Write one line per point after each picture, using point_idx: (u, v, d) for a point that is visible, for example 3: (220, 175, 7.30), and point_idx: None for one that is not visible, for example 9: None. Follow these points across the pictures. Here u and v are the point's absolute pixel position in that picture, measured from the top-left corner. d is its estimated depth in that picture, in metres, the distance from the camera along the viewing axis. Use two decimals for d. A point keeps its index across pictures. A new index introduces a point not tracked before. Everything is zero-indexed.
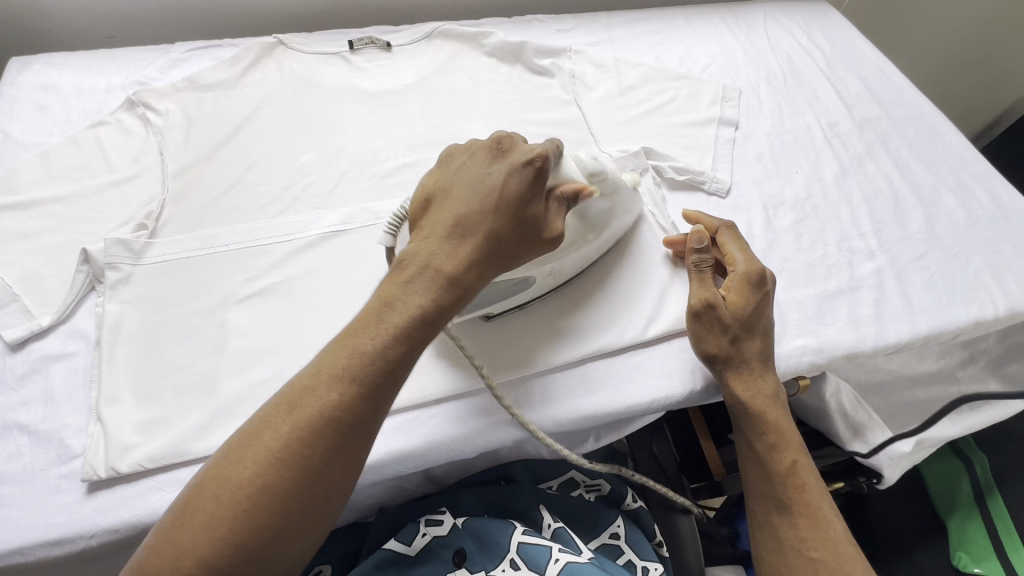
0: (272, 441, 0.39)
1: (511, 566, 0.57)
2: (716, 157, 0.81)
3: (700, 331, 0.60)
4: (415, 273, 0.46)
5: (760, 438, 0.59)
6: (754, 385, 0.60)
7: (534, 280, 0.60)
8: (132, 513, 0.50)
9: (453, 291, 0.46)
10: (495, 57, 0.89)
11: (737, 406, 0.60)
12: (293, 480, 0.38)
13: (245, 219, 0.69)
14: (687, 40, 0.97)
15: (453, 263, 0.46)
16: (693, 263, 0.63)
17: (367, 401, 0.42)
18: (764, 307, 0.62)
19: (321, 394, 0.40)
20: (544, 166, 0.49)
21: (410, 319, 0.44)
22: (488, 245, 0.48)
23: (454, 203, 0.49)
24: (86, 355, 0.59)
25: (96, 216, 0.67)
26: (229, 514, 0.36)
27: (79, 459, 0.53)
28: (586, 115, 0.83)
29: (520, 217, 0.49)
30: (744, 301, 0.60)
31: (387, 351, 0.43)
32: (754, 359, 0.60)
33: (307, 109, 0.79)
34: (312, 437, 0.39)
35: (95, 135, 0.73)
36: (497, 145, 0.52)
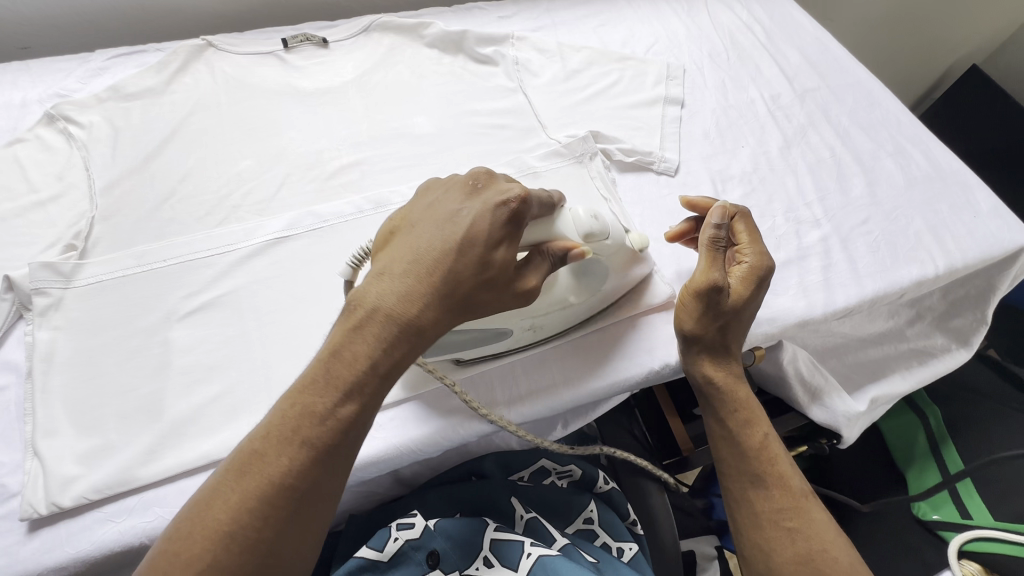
0: (221, 514, 0.38)
1: (484, 564, 0.56)
2: (664, 136, 0.81)
3: (697, 311, 0.59)
4: (366, 318, 0.43)
5: (731, 416, 0.61)
6: (724, 369, 0.62)
7: (511, 332, 0.58)
8: (79, 548, 0.48)
9: (401, 344, 0.44)
10: (437, 48, 0.87)
11: (708, 388, 0.62)
12: (241, 554, 0.37)
13: (183, 232, 0.66)
14: (629, 21, 0.96)
15: (405, 310, 0.44)
16: (710, 239, 0.59)
17: (321, 464, 0.41)
18: (755, 307, 0.62)
19: (271, 461, 0.40)
20: (522, 207, 0.46)
21: (358, 374, 0.42)
22: (446, 286, 0.45)
23: (418, 239, 0.46)
24: (19, 387, 0.56)
25: (20, 239, 0.63)
26: None
27: (19, 497, 0.50)
28: (532, 102, 0.82)
29: (484, 259, 0.45)
30: (745, 293, 0.59)
31: (339, 410, 0.42)
32: (731, 342, 0.62)
33: (243, 113, 0.76)
34: (261, 507, 0.38)
35: (13, 154, 0.69)
36: (475, 182, 0.49)
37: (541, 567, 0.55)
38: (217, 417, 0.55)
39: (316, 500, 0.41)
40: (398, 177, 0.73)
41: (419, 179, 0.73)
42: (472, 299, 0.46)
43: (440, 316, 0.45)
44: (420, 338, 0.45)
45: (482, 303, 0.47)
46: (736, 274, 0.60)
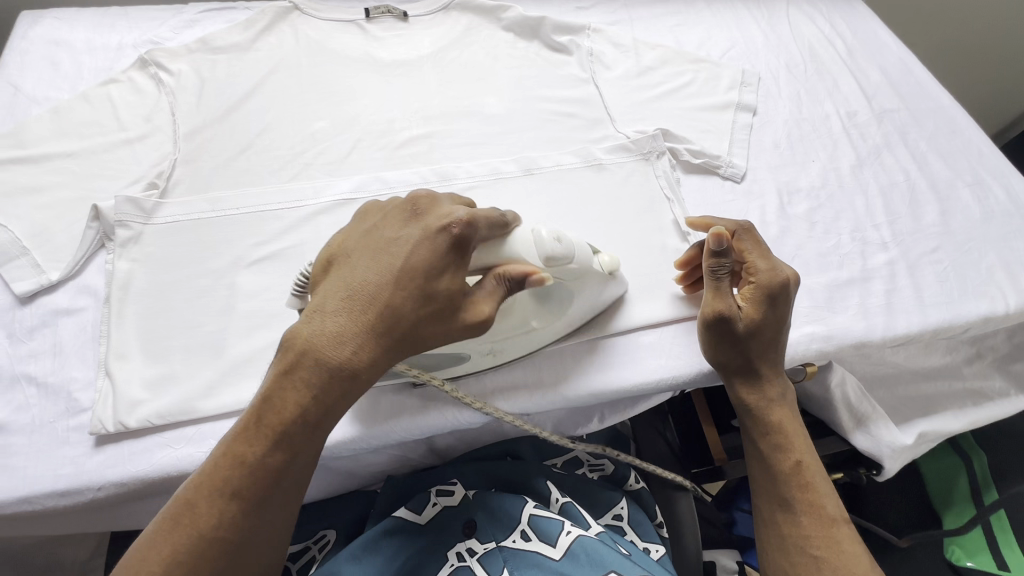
0: (156, 564, 0.40)
1: (522, 537, 0.57)
2: (733, 142, 0.80)
3: (712, 340, 0.59)
4: (300, 364, 0.43)
5: (765, 439, 0.60)
6: (760, 391, 0.60)
7: (467, 356, 0.56)
8: (139, 467, 0.51)
9: (336, 386, 0.43)
10: (513, 32, 0.87)
11: (745, 408, 0.61)
12: None
13: (256, 183, 0.68)
14: (707, 24, 0.95)
15: (337, 356, 0.43)
16: (713, 268, 0.58)
17: (249, 517, 0.42)
18: (782, 319, 0.59)
19: (202, 511, 0.41)
20: (463, 234, 0.45)
21: (284, 424, 0.43)
22: (379, 324, 0.44)
23: (351, 275, 0.45)
24: (95, 311, 0.59)
25: (107, 173, 0.66)
26: None
27: (88, 413, 0.53)
28: (603, 94, 0.82)
29: (425, 291, 0.45)
30: (758, 317, 0.57)
31: (267, 460, 0.42)
32: (764, 364, 0.60)
33: (321, 76, 0.78)
34: (191, 557, 0.40)
35: (106, 92, 0.72)
36: (413, 208, 0.49)
37: (581, 546, 0.56)
38: None
39: (255, 541, 0.42)
40: (465, 153, 0.74)
41: (485, 158, 0.74)
42: (412, 336, 0.45)
43: (376, 358, 0.44)
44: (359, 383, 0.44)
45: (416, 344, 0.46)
46: (746, 296, 0.58)
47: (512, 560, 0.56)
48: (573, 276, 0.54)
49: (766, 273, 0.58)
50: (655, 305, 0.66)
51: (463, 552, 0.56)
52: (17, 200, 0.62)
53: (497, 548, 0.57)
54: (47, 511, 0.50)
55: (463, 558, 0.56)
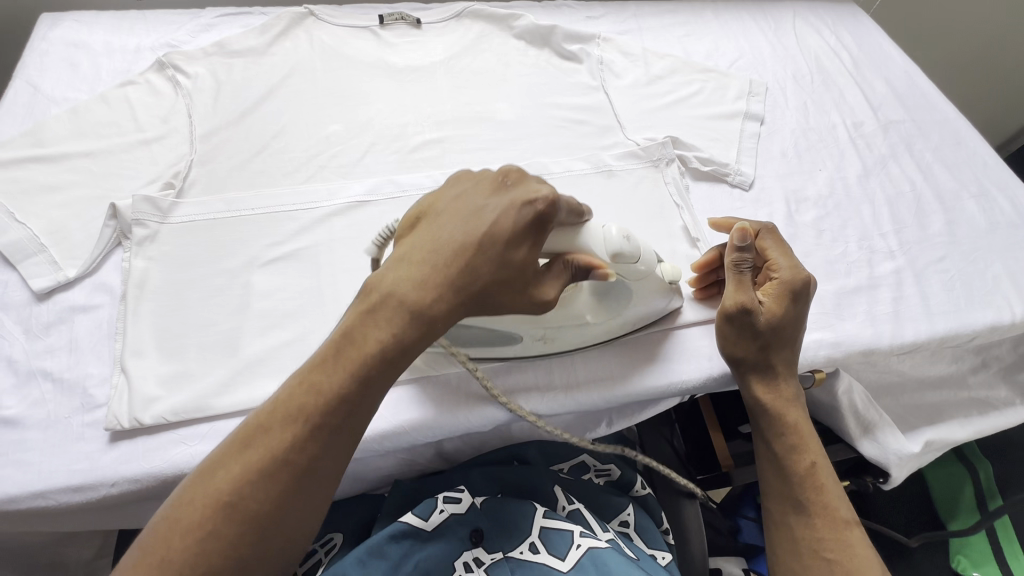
0: (223, 483, 0.39)
1: (530, 549, 0.58)
2: (741, 150, 0.81)
3: (731, 333, 0.60)
4: (380, 305, 0.44)
5: (779, 440, 0.60)
6: (774, 390, 0.60)
7: (523, 338, 0.58)
8: (153, 464, 0.51)
9: (415, 325, 0.44)
10: (524, 40, 0.88)
11: (758, 409, 0.61)
12: (241, 525, 0.39)
13: (271, 184, 0.69)
14: (715, 34, 0.96)
15: (419, 301, 0.44)
16: (735, 262, 0.59)
17: (321, 447, 0.41)
18: (801, 318, 0.60)
19: (275, 434, 0.41)
20: (547, 210, 0.45)
21: (367, 357, 0.43)
22: (461, 284, 0.45)
23: (439, 229, 0.46)
24: (111, 308, 0.59)
25: (124, 173, 0.67)
26: (181, 559, 0.37)
27: (103, 409, 0.53)
28: (613, 102, 0.83)
29: (505, 261, 0.45)
30: (780, 311, 0.58)
31: (345, 393, 0.42)
32: (779, 362, 0.60)
33: (336, 80, 0.79)
34: (262, 481, 0.40)
35: (124, 93, 0.73)
36: (504, 179, 0.47)
37: (591, 559, 0.56)
38: (287, 361, 0.57)
39: (318, 478, 0.41)
40: (476, 158, 0.75)
41: (496, 163, 0.75)
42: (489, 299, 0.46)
43: (454, 307, 0.45)
44: (440, 325, 0.45)
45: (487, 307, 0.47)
46: (768, 291, 0.59)
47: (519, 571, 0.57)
48: (631, 280, 0.55)
49: (787, 271, 0.60)
50: (665, 309, 0.66)
51: (470, 561, 0.57)
52: (36, 198, 0.63)
53: (504, 558, 0.58)
54: (60, 506, 0.50)
55: (471, 568, 0.56)
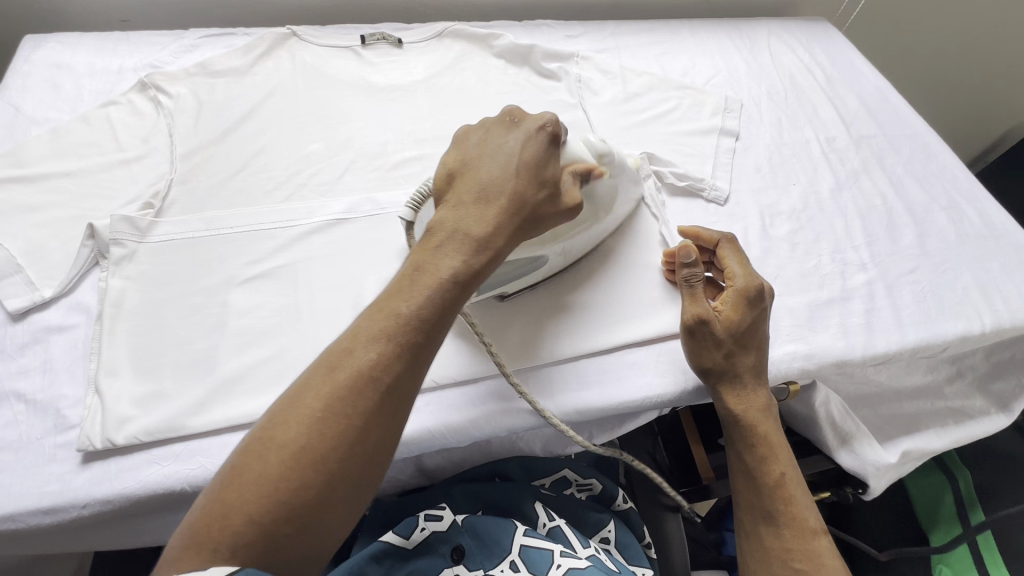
0: (315, 402, 0.41)
1: (510, 566, 0.58)
2: (717, 165, 0.82)
3: (694, 345, 0.61)
4: (443, 236, 0.48)
5: (750, 450, 0.60)
6: (741, 400, 0.61)
7: (546, 259, 0.63)
8: (125, 485, 0.51)
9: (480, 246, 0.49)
10: (504, 58, 0.90)
11: (729, 419, 0.61)
12: (334, 441, 0.40)
13: (251, 203, 0.69)
14: (692, 52, 0.99)
15: (482, 225, 0.49)
16: (685, 278, 0.62)
17: (407, 363, 0.43)
18: (760, 323, 0.62)
19: (359, 354, 0.42)
20: (556, 131, 0.53)
21: (441, 280, 0.46)
22: (512, 205, 0.50)
23: (477, 173, 0.52)
24: (87, 328, 0.59)
25: (104, 192, 0.67)
26: (275, 476, 0.38)
27: (76, 430, 0.53)
28: (591, 118, 0.85)
29: (538, 181, 0.52)
30: (736, 319, 0.60)
31: (422, 313, 0.45)
32: (746, 371, 0.61)
33: (317, 99, 0.80)
34: (351, 396, 0.41)
35: (106, 114, 0.73)
36: (511, 117, 0.55)
37: None
38: (263, 380, 0.57)
39: (402, 393, 0.43)
40: None
41: None
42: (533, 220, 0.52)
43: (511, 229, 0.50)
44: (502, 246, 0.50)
45: (534, 226, 0.52)
46: (725, 300, 0.61)
47: None
48: (616, 173, 0.64)
49: (742, 278, 0.62)
50: (640, 323, 0.67)
51: None
52: (14, 218, 0.63)
53: None
54: (30, 529, 0.49)
55: None
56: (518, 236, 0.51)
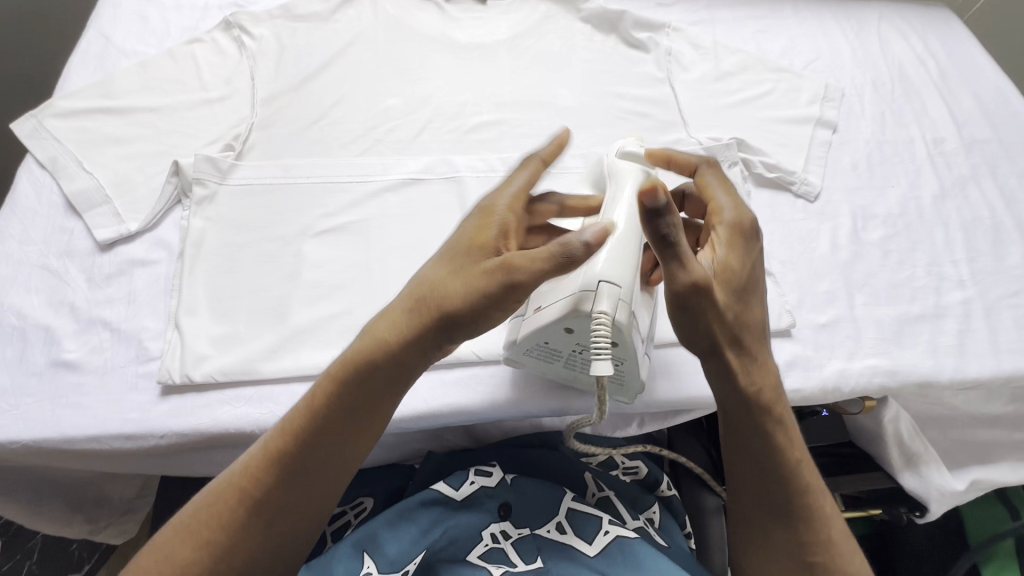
0: (211, 484, 0.48)
1: (557, 528, 0.59)
2: (809, 158, 0.77)
3: (682, 315, 0.48)
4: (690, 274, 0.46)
5: (763, 434, 0.52)
6: (759, 403, 0.52)
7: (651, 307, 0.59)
8: (201, 421, 0.52)
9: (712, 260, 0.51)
10: (591, 24, 0.85)
11: (744, 422, 0.52)
12: (208, 526, 0.46)
13: (326, 154, 0.68)
14: (792, 31, 0.91)
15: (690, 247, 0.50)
16: (658, 231, 0.45)
17: (288, 461, 0.47)
18: (756, 267, 0.53)
19: (259, 445, 0.48)
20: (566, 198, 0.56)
21: (334, 373, 0.48)
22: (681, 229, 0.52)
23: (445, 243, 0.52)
24: (168, 264, 0.60)
25: (187, 131, 0.67)
26: (161, 551, 0.45)
27: (156, 362, 0.55)
28: (678, 96, 0.80)
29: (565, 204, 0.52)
30: (740, 269, 0.51)
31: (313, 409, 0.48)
32: (750, 334, 0.51)
33: (397, 53, 0.78)
34: (234, 484, 0.47)
35: (191, 51, 0.73)
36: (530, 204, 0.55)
37: (619, 545, 0.57)
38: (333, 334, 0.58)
39: (277, 488, 0.47)
40: (533, 144, 0.73)
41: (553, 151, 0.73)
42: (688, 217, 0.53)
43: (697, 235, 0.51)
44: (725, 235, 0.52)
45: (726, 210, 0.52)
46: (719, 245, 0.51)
47: (545, 550, 0.58)
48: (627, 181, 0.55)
49: (730, 212, 0.53)
50: None
51: (497, 533, 0.58)
52: (104, 149, 0.65)
53: (531, 534, 0.59)
54: (112, 451, 0.52)
55: (497, 540, 0.58)
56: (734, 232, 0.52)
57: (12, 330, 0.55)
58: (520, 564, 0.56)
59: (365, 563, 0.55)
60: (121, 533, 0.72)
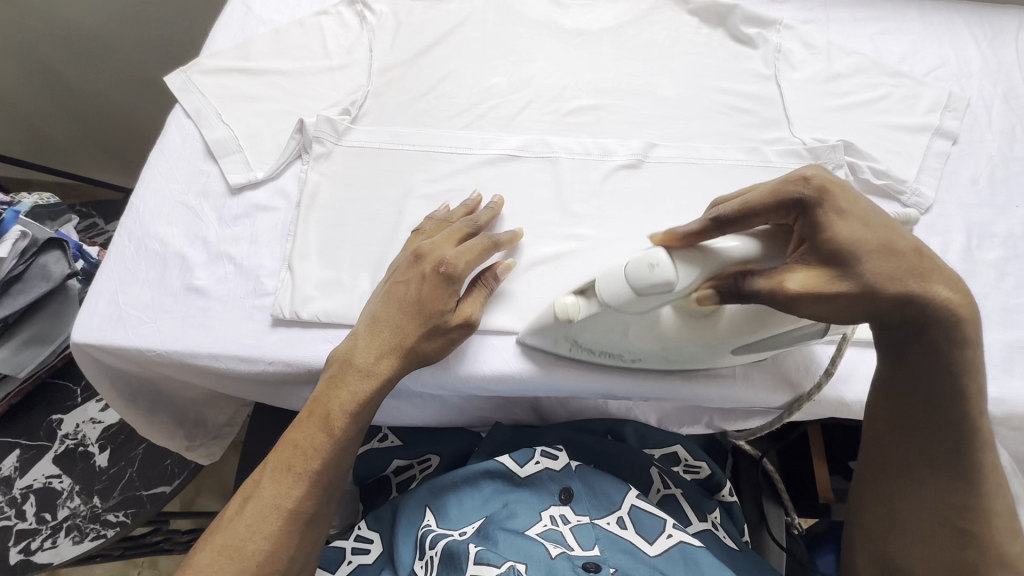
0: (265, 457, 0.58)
1: (617, 522, 0.60)
2: (923, 169, 0.73)
3: (846, 310, 0.44)
4: (845, 296, 0.43)
5: (956, 376, 0.48)
6: (948, 361, 0.47)
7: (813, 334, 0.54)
8: (305, 354, 0.58)
9: (871, 271, 0.43)
10: (698, 17, 0.84)
11: (930, 395, 0.49)
12: (251, 481, 0.54)
13: (432, 125, 0.72)
14: (916, 36, 0.86)
15: (824, 277, 0.43)
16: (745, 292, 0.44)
17: (306, 424, 0.55)
18: (858, 208, 0.44)
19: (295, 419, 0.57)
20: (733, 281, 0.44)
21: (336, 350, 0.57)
22: (803, 244, 0.45)
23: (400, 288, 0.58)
24: (286, 213, 0.66)
25: (311, 94, 0.73)
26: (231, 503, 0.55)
27: (270, 297, 0.60)
28: (785, 94, 0.77)
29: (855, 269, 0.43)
30: (827, 247, 0.43)
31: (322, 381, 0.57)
32: (937, 280, 0.45)
33: (504, 34, 0.81)
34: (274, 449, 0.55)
35: (318, 22, 0.79)
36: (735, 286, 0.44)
37: (680, 551, 0.57)
38: None
39: (295, 449, 0.54)
40: (630, 131, 0.74)
41: (650, 139, 0.73)
42: (812, 228, 0.44)
43: (886, 256, 0.43)
44: (895, 235, 0.44)
45: (874, 216, 0.44)
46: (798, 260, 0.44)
47: (603, 539, 0.58)
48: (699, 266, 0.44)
49: (805, 182, 0.45)
50: None
51: (557, 516, 0.60)
52: (240, 105, 0.72)
53: (590, 522, 0.60)
54: (229, 370, 0.58)
55: (556, 522, 0.59)
56: (895, 240, 0.44)
57: (156, 255, 0.62)
58: (577, 548, 0.56)
59: (426, 517, 0.60)
60: (208, 455, 0.79)
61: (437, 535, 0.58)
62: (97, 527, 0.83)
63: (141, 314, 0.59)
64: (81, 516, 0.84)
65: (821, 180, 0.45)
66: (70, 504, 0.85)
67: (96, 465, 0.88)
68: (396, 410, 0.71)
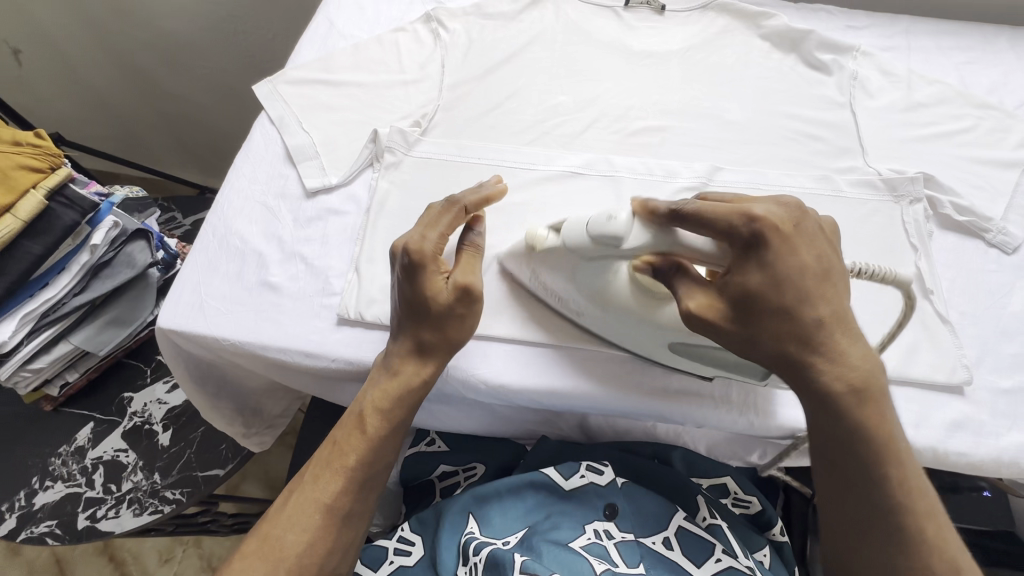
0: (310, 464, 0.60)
1: (664, 543, 0.59)
2: (1011, 206, 0.69)
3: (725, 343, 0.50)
4: (731, 329, 0.49)
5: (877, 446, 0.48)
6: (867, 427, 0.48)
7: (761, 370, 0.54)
8: (367, 354, 0.60)
9: (766, 325, 0.47)
10: (770, 41, 0.83)
11: (856, 464, 0.48)
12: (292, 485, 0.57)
13: (498, 139, 0.74)
14: (1006, 66, 0.82)
15: (713, 306, 0.49)
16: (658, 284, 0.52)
17: (342, 431, 0.57)
18: (781, 261, 0.46)
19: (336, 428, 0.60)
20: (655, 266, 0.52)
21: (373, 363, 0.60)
22: (726, 278, 0.49)
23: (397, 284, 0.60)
24: (356, 218, 0.69)
25: (384, 106, 0.77)
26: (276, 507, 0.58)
27: (337, 297, 0.63)
28: (859, 123, 0.75)
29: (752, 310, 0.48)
30: (740, 282, 0.48)
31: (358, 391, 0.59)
32: (840, 346, 0.47)
33: (572, 54, 0.82)
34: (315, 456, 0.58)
35: (395, 38, 0.83)
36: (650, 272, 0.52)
37: None
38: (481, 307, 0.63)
39: (331, 454, 0.56)
40: (695, 154, 0.73)
41: (716, 162, 0.72)
42: (738, 266, 0.48)
43: (783, 316, 0.47)
44: (806, 300, 0.47)
45: (791, 273, 0.47)
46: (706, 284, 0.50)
47: (648, 557, 0.57)
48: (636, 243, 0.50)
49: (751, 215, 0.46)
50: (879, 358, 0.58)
51: (601, 531, 0.59)
52: (319, 114, 0.76)
53: (635, 540, 0.59)
54: (295, 364, 0.61)
55: (600, 536, 0.58)
56: (801, 303, 0.47)
57: (236, 250, 0.67)
58: (622, 564, 0.55)
59: (470, 524, 0.60)
60: (261, 443, 0.83)
61: (480, 543, 0.57)
62: (156, 502, 0.88)
63: (221, 305, 0.63)
64: (142, 490, 0.90)
65: (764, 221, 0.46)
66: (134, 477, 0.91)
67: (158, 444, 0.94)
68: (445, 417, 0.72)
